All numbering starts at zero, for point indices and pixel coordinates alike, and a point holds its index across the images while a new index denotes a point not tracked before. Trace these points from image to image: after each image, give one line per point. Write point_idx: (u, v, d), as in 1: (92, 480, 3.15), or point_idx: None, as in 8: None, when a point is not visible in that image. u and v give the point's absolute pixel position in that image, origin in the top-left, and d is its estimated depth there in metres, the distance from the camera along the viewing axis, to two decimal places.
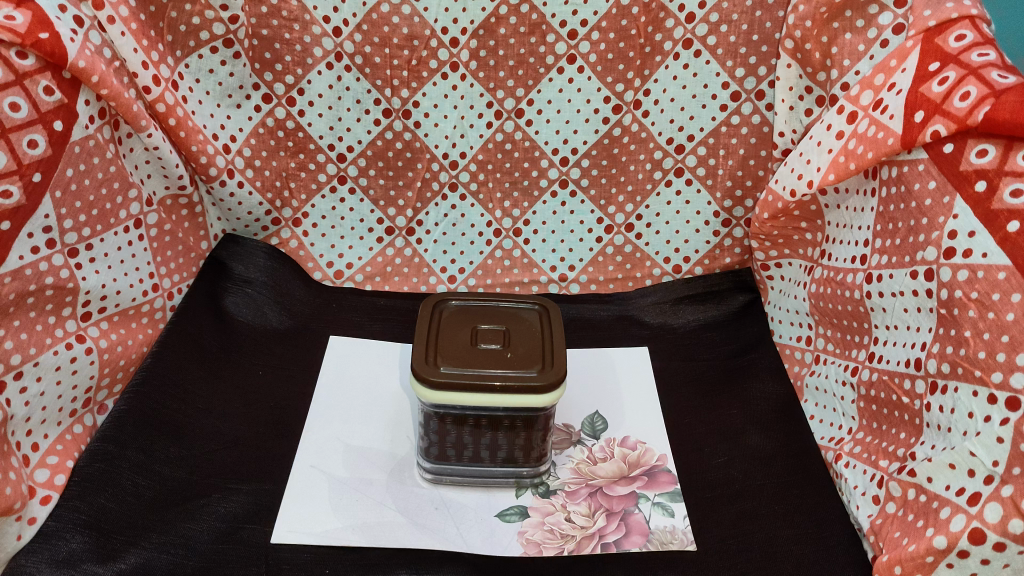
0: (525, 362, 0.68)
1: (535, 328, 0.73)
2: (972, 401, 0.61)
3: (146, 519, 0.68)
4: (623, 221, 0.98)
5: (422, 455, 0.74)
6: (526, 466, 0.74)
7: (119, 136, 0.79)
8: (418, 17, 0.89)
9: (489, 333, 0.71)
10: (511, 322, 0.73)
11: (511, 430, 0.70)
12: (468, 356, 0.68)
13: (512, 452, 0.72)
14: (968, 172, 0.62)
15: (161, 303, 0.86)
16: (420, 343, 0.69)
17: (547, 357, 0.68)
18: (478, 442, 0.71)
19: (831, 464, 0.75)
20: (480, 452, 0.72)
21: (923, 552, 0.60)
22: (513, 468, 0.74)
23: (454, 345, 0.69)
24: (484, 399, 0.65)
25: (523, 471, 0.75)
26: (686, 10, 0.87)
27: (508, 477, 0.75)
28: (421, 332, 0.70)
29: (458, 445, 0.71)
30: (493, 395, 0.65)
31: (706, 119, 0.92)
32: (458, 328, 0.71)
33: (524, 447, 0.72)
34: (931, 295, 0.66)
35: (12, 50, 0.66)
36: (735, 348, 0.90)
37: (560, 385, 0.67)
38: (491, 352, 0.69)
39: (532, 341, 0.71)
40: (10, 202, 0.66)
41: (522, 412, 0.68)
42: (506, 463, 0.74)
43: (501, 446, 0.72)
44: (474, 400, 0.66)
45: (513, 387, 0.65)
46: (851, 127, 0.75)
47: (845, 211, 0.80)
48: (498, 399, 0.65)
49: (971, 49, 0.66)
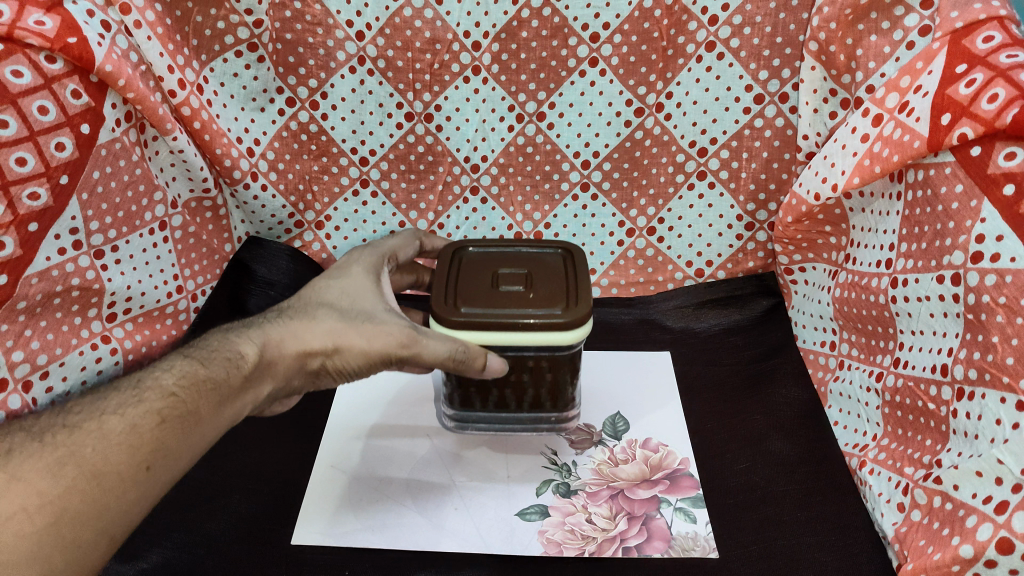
0: (549, 300, 0.68)
1: (558, 270, 0.73)
2: (999, 408, 0.60)
3: (168, 517, 0.70)
4: (644, 224, 0.98)
5: (447, 405, 0.78)
6: (553, 411, 0.78)
7: (145, 140, 0.80)
8: (440, 21, 0.88)
9: (511, 276, 0.72)
10: (532, 265, 0.74)
11: (536, 372, 0.71)
12: (491, 296, 0.69)
13: (540, 396, 0.74)
14: (996, 176, 0.61)
15: (185, 304, 0.88)
16: (441, 286, 0.70)
17: (571, 296, 0.69)
18: (505, 388, 0.73)
19: (855, 471, 0.75)
20: (506, 399, 0.75)
21: (950, 560, 0.60)
22: (539, 413, 0.78)
23: (476, 286, 0.71)
24: (510, 336, 0.66)
25: (551, 415, 0.79)
26: (710, 12, 0.85)
27: (534, 420, 0.79)
28: (441, 277, 0.72)
29: (482, 390, 0.74)
30: (518, 334, 0.66)
31: (729, 122, 0.91)
32: (479, 271, 0.73)
33: (550, 396, 0.75)
34: (958, 300, 0.65)
35: (41, 55, 0.68)
36: (760, 353, 0.89)
37: (585, 321, 0.67)
38: (513, 292, 0.69)
39: (554, 281, 0.71)
40: (38, 203, 0.68)
41: (550, 351, 0.68)
42: (532, 409, 0.77)
43: (527, 391, 0.74)
44: (498, 339, 0.67)
45: (538, 325, 0.65)
46: (876, 130, 0.74)
47: (869, 215, 0.79)
48: (523, 337, 0.66)
49: (999, 51, 0.64)
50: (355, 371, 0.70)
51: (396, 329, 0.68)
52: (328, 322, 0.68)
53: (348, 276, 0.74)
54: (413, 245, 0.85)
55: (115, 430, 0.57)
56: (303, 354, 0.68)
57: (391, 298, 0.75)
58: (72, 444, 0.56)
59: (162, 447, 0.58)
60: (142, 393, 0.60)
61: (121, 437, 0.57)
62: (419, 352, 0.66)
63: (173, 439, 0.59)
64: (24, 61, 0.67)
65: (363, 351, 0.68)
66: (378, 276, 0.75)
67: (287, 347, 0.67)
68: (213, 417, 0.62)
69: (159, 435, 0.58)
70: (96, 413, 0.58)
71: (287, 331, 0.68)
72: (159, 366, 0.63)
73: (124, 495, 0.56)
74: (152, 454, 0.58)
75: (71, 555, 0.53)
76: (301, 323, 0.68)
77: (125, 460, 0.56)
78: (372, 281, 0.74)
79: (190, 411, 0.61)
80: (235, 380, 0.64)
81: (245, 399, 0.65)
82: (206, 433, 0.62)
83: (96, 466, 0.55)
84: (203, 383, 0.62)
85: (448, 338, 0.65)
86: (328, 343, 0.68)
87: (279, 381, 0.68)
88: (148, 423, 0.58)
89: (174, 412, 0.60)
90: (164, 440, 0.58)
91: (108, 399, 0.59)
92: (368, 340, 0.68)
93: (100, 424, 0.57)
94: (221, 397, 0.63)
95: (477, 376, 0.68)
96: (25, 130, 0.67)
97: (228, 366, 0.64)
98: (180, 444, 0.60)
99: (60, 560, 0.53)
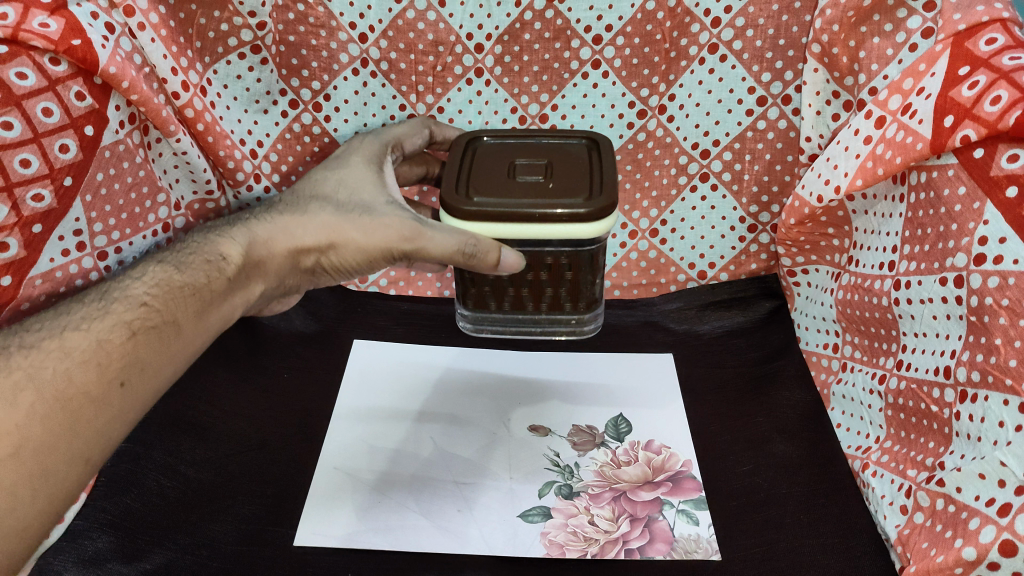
0: (564, 193, 0.72)
1: (581, 165, 0.77)
2: (1003, 410, 0.60)
3: (170, 518, 0.70)
4: (647, 226, 0.97)
5: (463, 305, 0.86)
6: (574, 313, 0.84)
7: (148, 141, 0.81)
8: (443, 23, 0.87)
9: (529, 169, 0.75)
10: (553, 159, 0.77)
11: (555, 271, 0.76)
12: (504, 187, 0.73)
13: (560, 296, 0.80)
14: (999, 178, 0.62)
15: None
16: (457, 177, 0.75)
17: (588, 189, 0.72)
18: (521, 286, 0.79)
19: (859, 473, 0.75)
20: (520, 300, 0.82)
21: (952, 563, 0.60)
22: (557, 314, 0.84)
23: (491, 178, 0.75)
24: (519, 229, 0.71)
25: (570, 318, 0.85)
26: (712, 15, 0.85)
27: (552, 322, 0.85)
28: (456, 167, 0.76)
29: (497, 290, 0.81)
30: (528, 225, 0.70)
31: (731, 124, 0.91)
32: (499, 163, 0.77)
33: (570, 295, 0.80)
34: (961, 302, 0.65)
35: (45, 57, 0.68)
36: (764, 355, 0.89)
37: (600, 214, 0.70)
38: (528, 184, 0.73)
39: (575, 173, 0.75)
40: (42, 205, 0.69)
41: (563, 244, 0.73)
42: (550, 310, 0.83)
43: (545, 291, 0.80)
44: (507, 228, 0.71)
45: (546, 216, 0.69)
46: (879, 132, 0.73)
47: (872, 217, 0.79)
48: (532, 229, 0.71)
49: (1002, 53, 0.64)
50: (347, 266, 0.79)
51: (396, 222, 0.75)
52: (324, 218, 0.76)
53: (350, 169, 0.80)
54: (421, 135, 0.85)
55: (83, 346, 0.61)
56: (297, 250, 0.77)
57: (392, 188, 0.81)
58: (29, 366, 0.58)
59: (134, 358, 0.64)
60: (110, 307, 0.65)
61: (91, 353, 0.61)
62: (423, 244, 0.73)
63: (145, 348, 0.65)
64: (29, 63, 0.67)
65: (356, 247, 0.77)
66: (380, 167, 0.80)
67: (279, 244, 0.76)
68: (187, 323, 0.69)
69: (131, 347, 0.64)
70: (58, 331, 0.62)
71: (279, 231, 0.76)
72: (126, 279, 0.69)
73: (102, 405, 0.61)
74: (121, 368, 0.63)
75: (39, 480, 0.56)
76: (293, 222, 0.77)
77: (97, 375, 0.61)
78: (373, 172, 0.79)
79: (162, 321, 0.67)
80: (210, 285, 0.71)
81: (223, 300, 0.73)
82: (180, 341, 0.68)
83: (60, 387, 0.59)
84: (174, 292, 0.69)
85: (458, 233, 0.70)
86: (322, 240, 0.77)
87: (257, 283, 0.77)
88: (117, 337, 0.63)
89: (143, 326, 0.65)
90: (136, 351, 0.64)
91: (70, 317, 0.64)
92: (365, 233, 0.76)
93: (61, 342, 0.61)
94: (196, 303, 0.70)
95: (492, 271, 0.73)
96: (29, 132, 0.68)
97: (204, 274, 0.71)
98: (153, 355, 0.65)
99: (30, 485, 0.56)
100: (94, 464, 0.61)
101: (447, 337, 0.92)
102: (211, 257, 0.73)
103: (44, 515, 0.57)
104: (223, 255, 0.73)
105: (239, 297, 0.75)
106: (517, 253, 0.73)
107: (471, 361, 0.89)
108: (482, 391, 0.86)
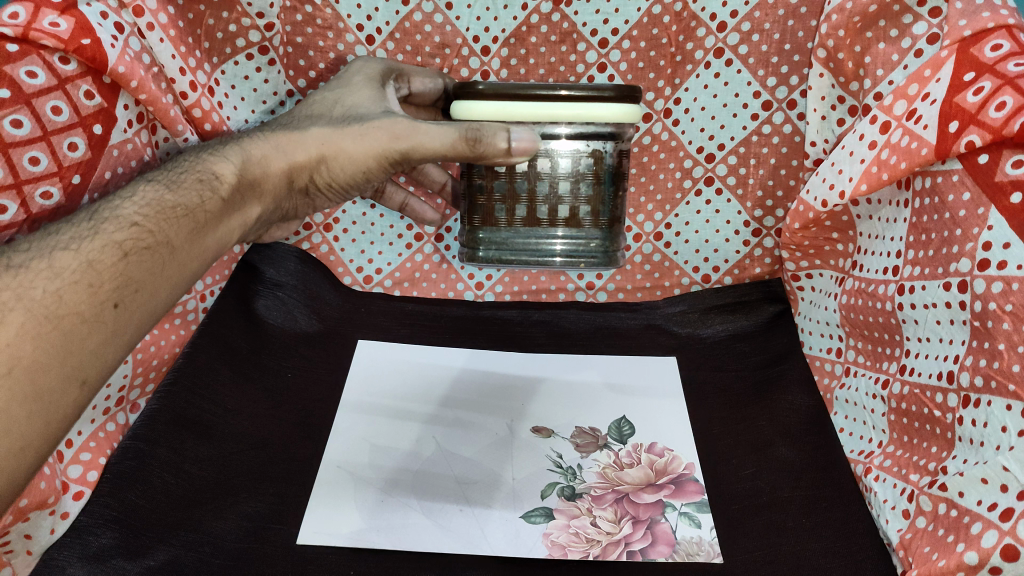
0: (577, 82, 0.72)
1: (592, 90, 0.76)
2: (1005, 415, 0.60)
3: (175, 515, 0.70)
4: (652, 229, 0.97)
5: (472, 221, 0.79)
6: (591, 232, 0.78)
7: (156, 141, 0.81)
8: (450, 25, 0.88)
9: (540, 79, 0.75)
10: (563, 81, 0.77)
11: (575, 167, 0.75)
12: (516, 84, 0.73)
13: (578, 210, 0.76)
14: (1003, 183, 0.62)
15: (194, 304, 0.90)
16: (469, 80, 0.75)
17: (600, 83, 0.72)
18: (536, 195, 0.76)
19: (860, 478, 0.75)
20: (538, 209, 0.76)
21: (954, 567, 0.59)
22: (572, 235, 0.78)
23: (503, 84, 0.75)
24: (534, 109, 0.70)
25: (588, 240, 0.78)
26: (718, 19, 0.86)
27: (566, 245, 0.78)
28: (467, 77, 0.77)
29: (510, 198, 0.76)
30: (543, 104, 0.70)
31: (737, 129, 0.91)
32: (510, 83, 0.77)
33: (590, 202, 0.76)
34: (964, 308, 0.65)
35: (55, 56, 0.69)
36: (766, 358, 0.89)
37: (614, 96, 0.70)
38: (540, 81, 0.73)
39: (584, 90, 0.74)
40: (50, 203, 0.70)
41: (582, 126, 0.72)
42: (566, 229, 0.77)
43: (562, 202, 0.76)
44: (522, 110, 0.70)
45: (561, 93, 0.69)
46: (884, 137, 0.73)
47: (877, 222, 0.79)
48: (548, 109, 0.70)
49: (1007, 59, 0.64)
50: (342, 183, 0.78)
51: (384, 122, 0.73)
52: (317, 133, 0.75)
53: (348, 89, 0.79)
54: (436, 81, 0.86)
55: (73, 267, 0.60)
56: (292, 168, 0.75)
57: (392, 103, 0.80)
58: (18, 286, 0.56)
59: (126, 279, 0.62)
60: (99, 227, 0.63)
61: (83, 274, 0.60)
62: (416, 141, 0.72)
63: (140, 268, 0.63)
64: (38, 62, 0.68)
65: (348, 156, 0.75)
66: (381, 86, 0.80)
67: (274, 162, 0.75)
68: (182, 244, 0.68)
69: (125, 268, 0.62)
70: (48, 251, 0.60)
71: (273, 148, 0.75)
72: (117, 198, 0.67)
73: (96, 328, 0.59)
74: (113, 288, 0.61)
75: (34, 400, 0.55)
76: (288, 140, 0.75)
77: (89, 296, 0.59)
78: (371, 91, 0.79)
79: (155, 242, 0.65)
80: (204, 205, 0.70)
81: (218, 221, 0.71)
82: (174, 262, 0.67)
83: (49, 307, 0.57)
84: (169, 213, 0.67)
85: (457, 123, 0.70)
86: (317, 156, 0.75)
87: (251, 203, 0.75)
88: (108, 258, 0.62)
89: (135, 246, 0.64)
90: (128, 271, 0.62)
91: (61, 235, 0.62)
92: (355, 141, 0.74)
93: (49, 262, 0.59)
94: (190, 224, 0.68)
95: (506, 159, 0.71)
96: (38, 130, 0.68)
97: (196, 195, 0.70)
98: (146, 276, 0.64)
99: (27, 404, 0.54)
100: (92, 387, 0.60)
101: (452, 338, 0.93)
102: (203, 176, 0.71)
103: (45, 436, 0.56)
104: (217, 175, 0.72)
105: (234, 217, 0.74)
106: (531, 135, 0.70)
107: (476, 362, 0.90)
108: (486, 394, 0.86)
